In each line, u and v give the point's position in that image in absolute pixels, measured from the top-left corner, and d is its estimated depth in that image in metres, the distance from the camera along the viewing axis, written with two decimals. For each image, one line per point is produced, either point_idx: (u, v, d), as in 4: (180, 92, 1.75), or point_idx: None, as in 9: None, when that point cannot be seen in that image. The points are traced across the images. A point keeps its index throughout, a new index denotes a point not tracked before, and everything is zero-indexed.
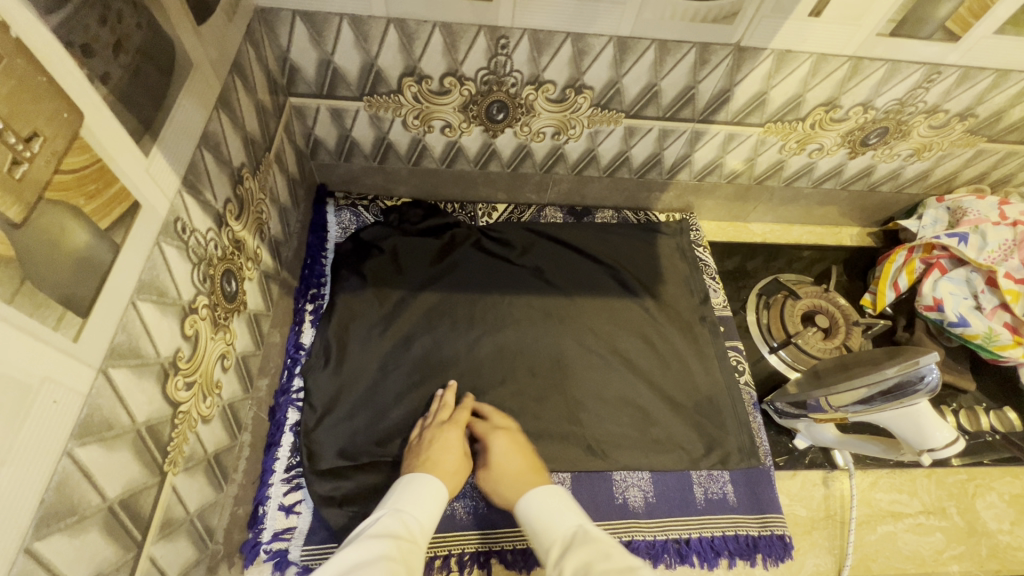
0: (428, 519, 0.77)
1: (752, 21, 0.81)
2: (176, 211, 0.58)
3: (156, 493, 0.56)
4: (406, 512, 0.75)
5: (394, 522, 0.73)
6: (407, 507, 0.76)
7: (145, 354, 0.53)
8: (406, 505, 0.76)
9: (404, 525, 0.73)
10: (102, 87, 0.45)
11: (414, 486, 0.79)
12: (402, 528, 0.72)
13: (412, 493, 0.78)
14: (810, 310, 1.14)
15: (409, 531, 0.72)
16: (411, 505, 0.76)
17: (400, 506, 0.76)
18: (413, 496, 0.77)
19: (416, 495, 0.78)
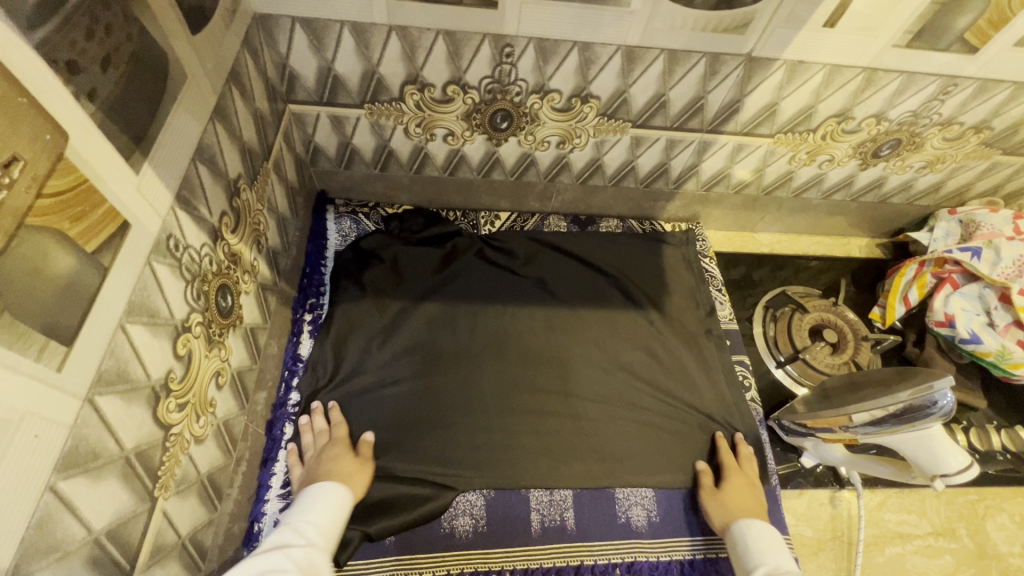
0: (329, 529, 0.74)
1: (765, 31, 0.79)
2: (168, 228, 0.56)
3: (146, 520, 0.54)
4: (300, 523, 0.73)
5: (283, 533, 0.71)
6: (296, 518, 0.74)
7: (134, 378, 0.51)
8: (297, 516, 0.74)
9: (296, 533, 0.71)
10: (88, 103, 0.43)
11: (311, 497, 0.78)
12: (297, 539, 0.70)
13: (303, 504, 0.76)
14: (818, 323, 1.12)
15: (306, 540, 0.70)
16: (304, 516, 0.74)
17: (291, 520, 0.74)
18: (316, 506, 0.76)
19: (305, 506, 0.76)
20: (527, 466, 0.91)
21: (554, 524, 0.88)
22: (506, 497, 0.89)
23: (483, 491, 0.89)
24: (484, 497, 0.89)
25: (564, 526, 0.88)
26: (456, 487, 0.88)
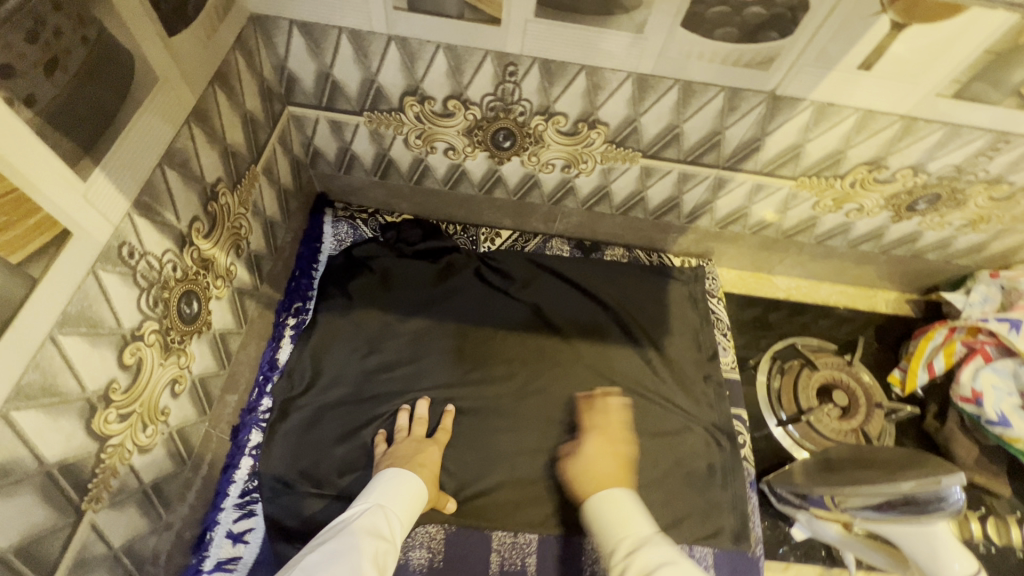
0: (410, 518, 0.77)
1: (792, 69, 0.72)
2: (121, 236, 0.54)
3: (69, 534, 0.53)
4: (388, 509, 0.75)
5: (379, 523, 0.73)
6: (392, 506, 0.75)
7: (64, 391, 0.49)
8: (390, 502, 0.76)
9: (387, 524, 0.73)
10: (25, 109, 0.41)
11: (396, 481, 0.79)
12: (386, 528, 0.73)
13: (400, 492, 0.77)
14: (828, 383, 1.03)
15: (390, 532, 0.72)
16: (396, 504, 0.76)
17: (384, 502, 0.75)
18: (394, 491, 0.77)
19: (402, 494, 0.77)
20: (493, 504, 0.88)
21: (514, 568, 0.85)
22: (467, 534, 0.86)
23: (445, 525, 0.86)
24: (445, 531, 0.86)
25: (524, 572, 0.85)
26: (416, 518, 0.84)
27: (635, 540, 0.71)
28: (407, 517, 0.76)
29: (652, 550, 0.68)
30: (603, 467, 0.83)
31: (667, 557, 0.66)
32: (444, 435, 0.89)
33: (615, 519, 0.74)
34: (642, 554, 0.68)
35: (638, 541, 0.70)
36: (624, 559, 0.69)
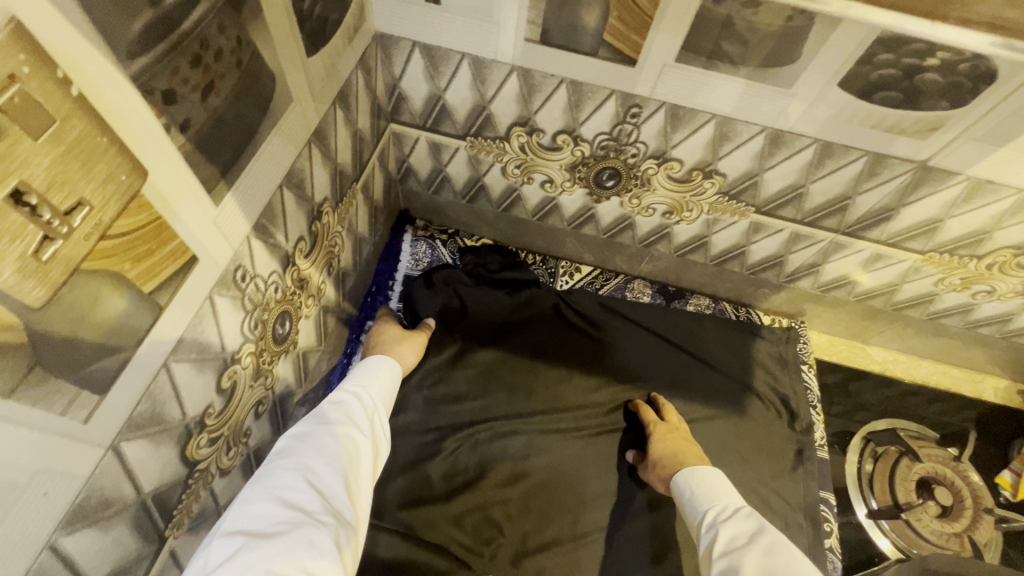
0: (385, 392, 0.73)
1: (954, 141, 0.65)
2: (239, 260, 0.52)
3: (150, 562, 0.51)
4: (356, 389, 0.70)
5: (346, 394, 0.68)
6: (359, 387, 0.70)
7: (168, 419, 0.47)
8: (357, 385, 0.71)
9: (354, 397, 0.68)
10: (180, 135, 0.39)
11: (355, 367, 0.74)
12: (353, 399, 0.67)
13: (369, 377, 0.72)
14: (929, 478, 0.96)
15: (364, 400, 0.68)
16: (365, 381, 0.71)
17: (350, 386, 0.70)
18: (362, 377, 0.72)
19: (366, 376, 0.73)
20: (554, 562, 0.83)
21: None
22: None
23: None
24: None
25: None
26: (473, 566, 0.81)
27: (721, 511, 0.68)
28: (382, 394, 0.71)
29: (743, 519, 0.66)
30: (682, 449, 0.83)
31: (769, 536, 0.61)
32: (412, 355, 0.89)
33: (714, 496, 0.72)
34: (730, 524, 0.65)
35: (720, 516, 0.68)
36: (709, 529, 0.67)
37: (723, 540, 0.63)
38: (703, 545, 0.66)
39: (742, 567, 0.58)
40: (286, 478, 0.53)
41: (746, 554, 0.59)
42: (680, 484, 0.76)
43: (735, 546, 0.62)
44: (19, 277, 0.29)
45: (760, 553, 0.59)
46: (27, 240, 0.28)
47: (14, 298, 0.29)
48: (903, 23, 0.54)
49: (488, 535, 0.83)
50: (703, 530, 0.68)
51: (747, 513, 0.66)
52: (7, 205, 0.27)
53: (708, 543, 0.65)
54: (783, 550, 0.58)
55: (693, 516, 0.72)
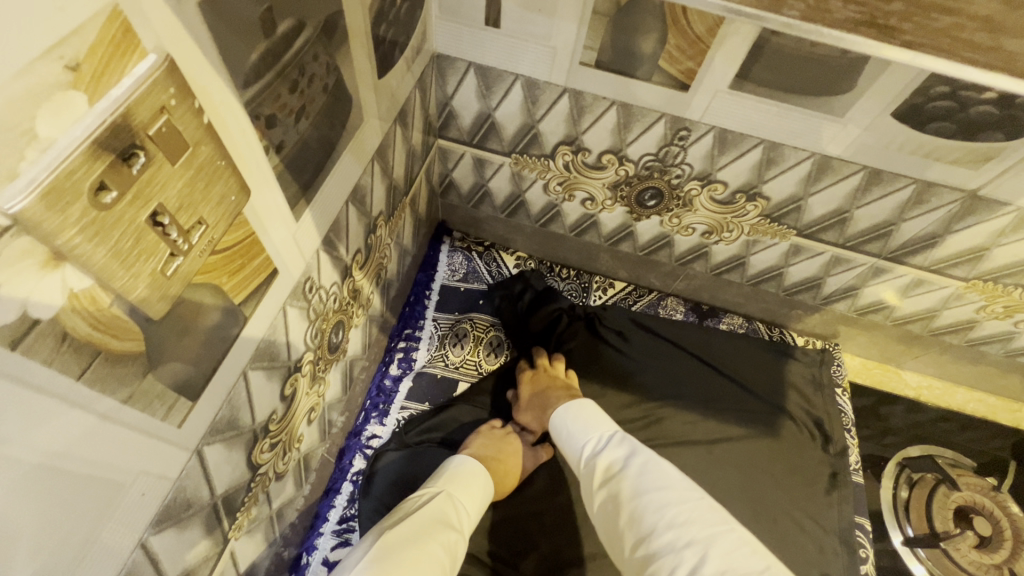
0: (473, 510, 0.74)
1: (1005, 171, 0.65)
2: (309, 272, 0.54)
3: (215, 562, 0.52)
4: (455, 498, 0.73)
5: (446, 504, 0.71)
6: (458, 495, 0.73)
7: (241, 424, 0.49)
8: (459, 493, 0.73)
9: (454, 511, 0.71)
10: (276, 156, 0.41)
11: (455, 471, 0.77)
12: (451, 514, 0.70)
13: (466, 483, 0.75)
14: (966, 507, 0.95)
15: (458, 521, 0.70)
16: (465, 497, 0.73)
17: (451, 491, 0.73)
18: (463, 483, 0.75)
19: (467, 483, 0.76)
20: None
21: None
22: None
23: None
24: None
25: None
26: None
27: (598, 443, 0.74)
28: (473, 509, 0.74)
29: (616, 446, 0.72)
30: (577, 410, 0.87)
31: (641, 458, 0.69)
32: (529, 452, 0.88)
33: (585, 428, 0.77)
34: (608, 454, 0.71)
35: (602, 448, 0.73)
36: (591, 462, 0.73)
37: (605, 472, 0.70)
38: (587, 476, 0.73)
39: (619, 496, 0.66)
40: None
41: (621, 483, 0.67)
42: (558, 423, 0.80)
43: (615, 475, 0.69)
44: (147, 290, 0.31)
45: (632, 479, 0.66)
46: (156, 257, 0.31)
47: (141, 310, 0.31)
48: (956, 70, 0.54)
49: (522, 548, 0.84)
50: (584, 462, 0.74)
51: (614, 440, 0.73)
52: (147, 226, 0.29)
53: (594, 477, 0.71)
54: (655, 476, 0.65)
55: (573, 449, 0.77)
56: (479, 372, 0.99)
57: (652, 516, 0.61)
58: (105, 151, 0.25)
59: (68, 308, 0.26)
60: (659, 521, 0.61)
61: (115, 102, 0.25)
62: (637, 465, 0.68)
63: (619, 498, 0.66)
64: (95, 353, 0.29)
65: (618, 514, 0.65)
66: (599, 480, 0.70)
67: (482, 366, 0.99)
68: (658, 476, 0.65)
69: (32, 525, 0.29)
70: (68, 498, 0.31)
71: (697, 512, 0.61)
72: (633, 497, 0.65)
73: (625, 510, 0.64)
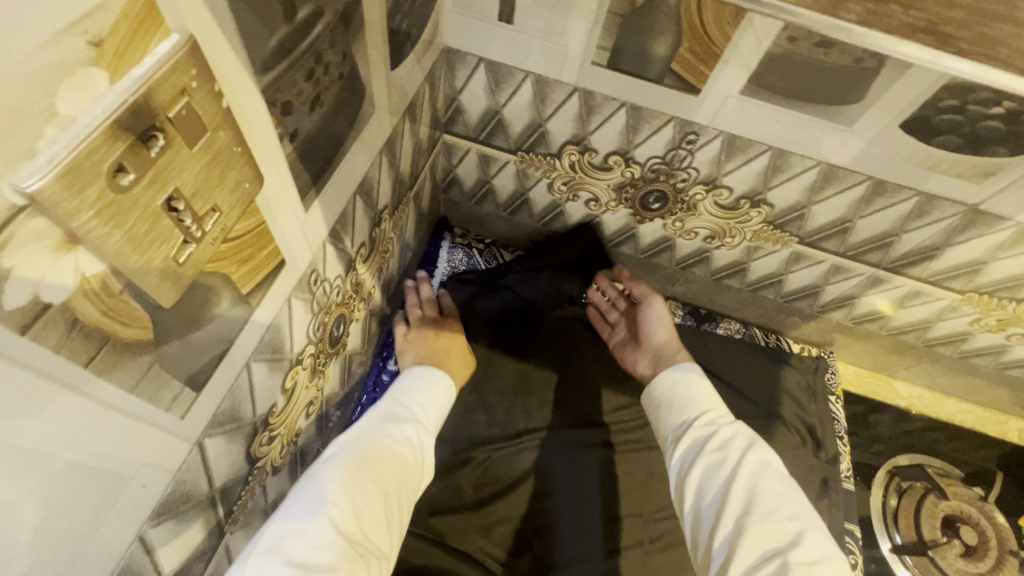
0: (429, 405, 0.75)
1: (1008, 187, 0.66)
2: (314, 264, 0.53)
3: (209, 556, 0.52)
4: (405, 400, 0.73)
5: (395, 406, 0.71)
6: (407, 397, 0.73)
7: (242, 416, 0.48)
8: (407, 394, 0.74)
9: (403, 410, 0.71)
10: (288, 144, 0.40)
11: (405, 379, 0.77)
12: (402, 413, 0.70)
13: (417, 387, 0.76)
14: (953, 516, 0.97)
15: (413, 417, 0.71)
16: (418, 400, 0.73)
17: (398, 395, 0.73)
18: (412, 388, 0.75)
19: (417, 387, 0.76)
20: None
21: None
22: None
23: None
24: None
25: None
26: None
27: (709, 417, 0.70)
28: (427, 407, 0.74)
29: (729, 429, 0.68)
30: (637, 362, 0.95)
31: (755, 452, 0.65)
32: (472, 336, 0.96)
33: (693, 400, 0.74)
34: (722, 433, 0.67)
35: (714, 429, 0.68)
36: (695, 432, 0.69)
37: (713, 446, 0.66)
38: (684, 441, 0.69)
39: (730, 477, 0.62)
40: (333, 488, 0.54)
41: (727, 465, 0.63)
42: (667, 383, 0.77)
43: (723, 450, 0.65)
44: (159, 278, 0.30)
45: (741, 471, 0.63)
46: (170, 243, 0.30)
47: (153, 297, 0.30)
48: (1006, 80, 0.54)
49: (516, 547, 0.84)
50: (688, 433, 0.70)
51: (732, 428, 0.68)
52: (162, 211, 0.28)
53: (692, 445, 0.68)
54: (766, 479, 0.62)
55: (672, 420, 0.74)
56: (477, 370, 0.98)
57: (758, 512, 0.58)
58: (125, 132, 0.24)
59: (80, 294, 0.26)
60: (771, 519, 0.58)
61: (136, 82, 0.24)
62: (752, 453, 0.64)
63: (727, 475, 0.62)
64: (105, 341, 0.28)
65: (710, 494, 0.62)
66: (701, 451, 0.66)
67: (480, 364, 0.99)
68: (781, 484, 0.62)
69: (33, 514, 0.28)
70: (69, 488, 0.30)
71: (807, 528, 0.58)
72: (746, 481, 0.61)
73: (733, 495, 0.60)
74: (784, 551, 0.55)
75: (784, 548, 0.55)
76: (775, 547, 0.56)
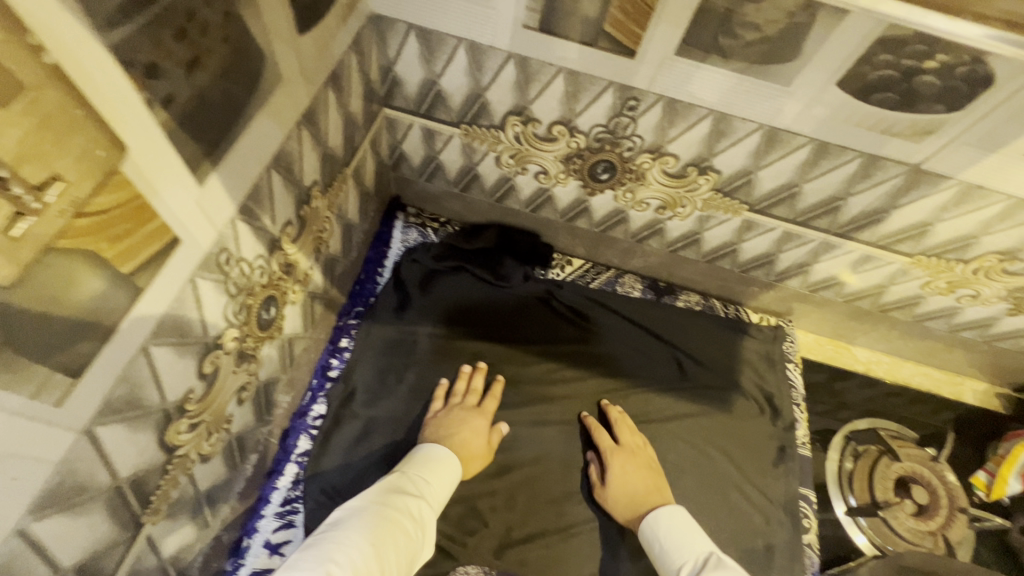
0: (439, 482, 0.75)
1: (947, 145, 0.65)
2: (223, 242, 0.50)
3: (125, 549, 0.50)
4: (414, 473, 0.74)
5: (396, 478, 0.72)
6: (415, 470, 0.74)
7: (147, 403, 0.46)
8: (415, 468, 0.75)
9: (412, 483, 0.72)
10: (162, 111, 0.37)
11: (418, 454, 0.78)
12: (409, 485, 0.72)
13: (433, 463, 0.77)
14: (906, 476, 0.98)
15: (420, 490, 0.72)
16: (428, 474, 0.75)
17: (406, 468, 0.75)
18: (427, 464, 0.76)
19: (430, 462, 0.77)
20: (540, 551, 0.84)
21: None
22: None
23: (485, 569, 0.81)
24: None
25: None
26: (456, 557, 0.81)
27: (693, 567, 0.72)
28: (434, 478, 0.75)
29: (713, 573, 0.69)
30: (633, 485, 0.85)
31: None
32: (494, 400, 0.90)
33: (678, 543, 0.76)
34: None
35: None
36: None
37: None
38: None
39: None
40: (334, 558, 0.57)
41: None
42: (646, 538, 0.79)
43: None
44: None
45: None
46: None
47: None
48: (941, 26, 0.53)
49: (472, 526, 0.84)
50: None
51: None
52: None
53: None
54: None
55: (666, 567, 0.75)
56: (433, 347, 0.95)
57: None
58: None
59: None
60: None
61: None
62: None
63: None
64: None
65: None
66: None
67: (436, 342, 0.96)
68: None
69: None
70: None
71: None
72: None
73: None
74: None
75: None
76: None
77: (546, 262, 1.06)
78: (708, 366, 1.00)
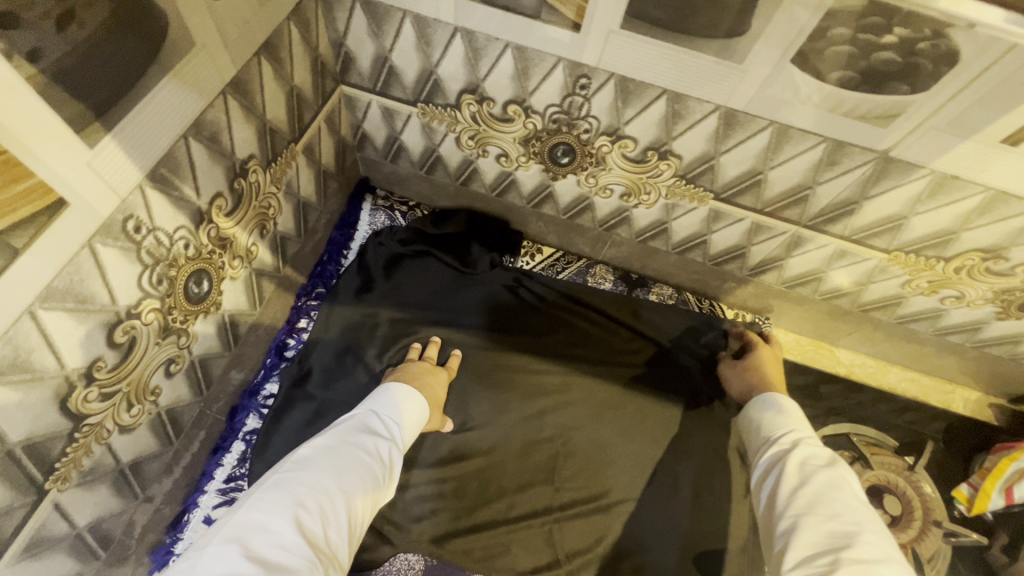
0: (408, 427, 0.74)
1: (915, 130, 0.60)
2: (129, 210, 0.50)
3: (24, 513, 0.50)
4: (383, 415, 0.72)
5: (367, 419, 0.70)
6: (386, 413, 0.72)
7: (39, 368, 0.46)
8: (384, 410, 0.72)
9: (381, 425, 0.70)
10: (27, 66, 0.37)
11: (388, 395, 0.75)
12: (378, 428, 0.69)
13: (403, 406, 0.75)
14: (879, 485, 0.96)
15: (389, 435, 0.70)
16: (397, 418, 0.72)
17: (375, 408, 0.73)
18: (398, 405, 0.74)
19: (399, 404, 0.74)
20: (485, 543, 0.82)
21: None
22: (447, 571, 0.81)
23: (427, 557, 0.82)
24: (425, 563, 0.82)
25: None
26: (398, 542, 0.81)
27: (792, 439, 0.66)
28: (406, 422, 0.73)
29: (808, 447, 0.63)
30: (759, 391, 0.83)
31: (828, 478, 0.58)
32: (454, 367, 0.90)
33: (780, 422, 0.69)
34: (795, 450, 0.63)
35: (802, 438, 0.65)
36: (774, 446, 0.66)
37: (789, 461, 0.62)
38: (763, 459, 0.66)
39: (794, 493, 0.58)
40: (305, 498, 0.54)
41: (801, 461, 0.61)
42: (758, 408, 0.73)
43: (798, 466, 0.61)
44: None
45: (799, 467, 0.60)
46: None
47: None
48: None
49: (418, 512, 0.83)
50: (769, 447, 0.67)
51: (818, 443, 0.64)
52: None
53: (770, 458, 0.65)
54: (843, 483, 0.57)
55: (756, 438, 0.71)
56: (391, 329, 0.92)
57: (806, 508, 0.56)
58: None
59: None
60: (812, 523, 0.54)
61: None
62: (820, 474, 0.58)
63: (793, 490, 0.58)
64: None
65: (786, 490, 0.59)
66: (768, 449, 0.67)
67: (394, 325, 0.93)
68: (859, 521, 0.53)
69: None
70: None
71: (878, 536, 0.52)
72: (805, 504, 0.56)
73: (785, 486, 0.59)
74: (838, 549, 0.50)
75: (822, 557, 0.51)
76: (831, 544, 0.51)
77: (515, 250, 1.03)
78: (677, 362, 0.96)
